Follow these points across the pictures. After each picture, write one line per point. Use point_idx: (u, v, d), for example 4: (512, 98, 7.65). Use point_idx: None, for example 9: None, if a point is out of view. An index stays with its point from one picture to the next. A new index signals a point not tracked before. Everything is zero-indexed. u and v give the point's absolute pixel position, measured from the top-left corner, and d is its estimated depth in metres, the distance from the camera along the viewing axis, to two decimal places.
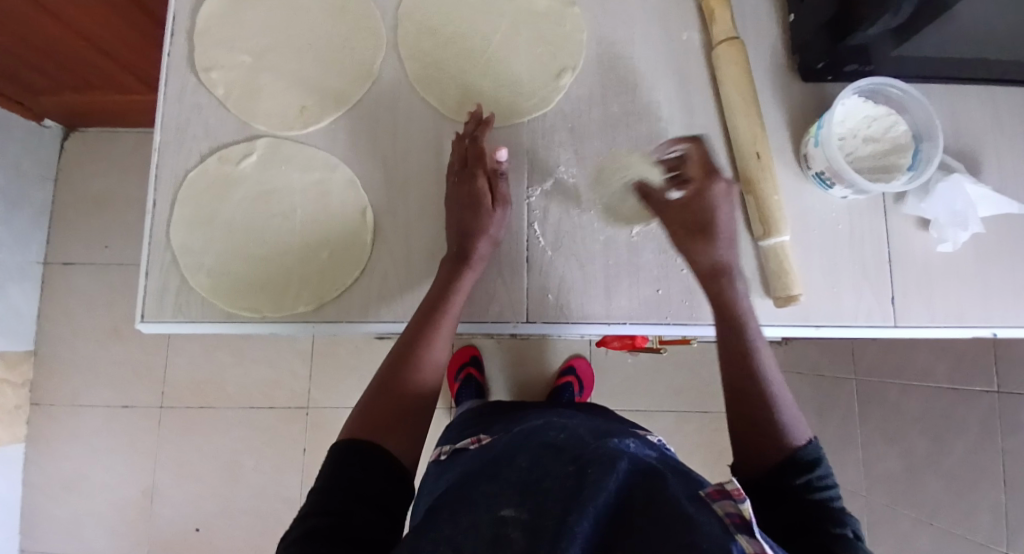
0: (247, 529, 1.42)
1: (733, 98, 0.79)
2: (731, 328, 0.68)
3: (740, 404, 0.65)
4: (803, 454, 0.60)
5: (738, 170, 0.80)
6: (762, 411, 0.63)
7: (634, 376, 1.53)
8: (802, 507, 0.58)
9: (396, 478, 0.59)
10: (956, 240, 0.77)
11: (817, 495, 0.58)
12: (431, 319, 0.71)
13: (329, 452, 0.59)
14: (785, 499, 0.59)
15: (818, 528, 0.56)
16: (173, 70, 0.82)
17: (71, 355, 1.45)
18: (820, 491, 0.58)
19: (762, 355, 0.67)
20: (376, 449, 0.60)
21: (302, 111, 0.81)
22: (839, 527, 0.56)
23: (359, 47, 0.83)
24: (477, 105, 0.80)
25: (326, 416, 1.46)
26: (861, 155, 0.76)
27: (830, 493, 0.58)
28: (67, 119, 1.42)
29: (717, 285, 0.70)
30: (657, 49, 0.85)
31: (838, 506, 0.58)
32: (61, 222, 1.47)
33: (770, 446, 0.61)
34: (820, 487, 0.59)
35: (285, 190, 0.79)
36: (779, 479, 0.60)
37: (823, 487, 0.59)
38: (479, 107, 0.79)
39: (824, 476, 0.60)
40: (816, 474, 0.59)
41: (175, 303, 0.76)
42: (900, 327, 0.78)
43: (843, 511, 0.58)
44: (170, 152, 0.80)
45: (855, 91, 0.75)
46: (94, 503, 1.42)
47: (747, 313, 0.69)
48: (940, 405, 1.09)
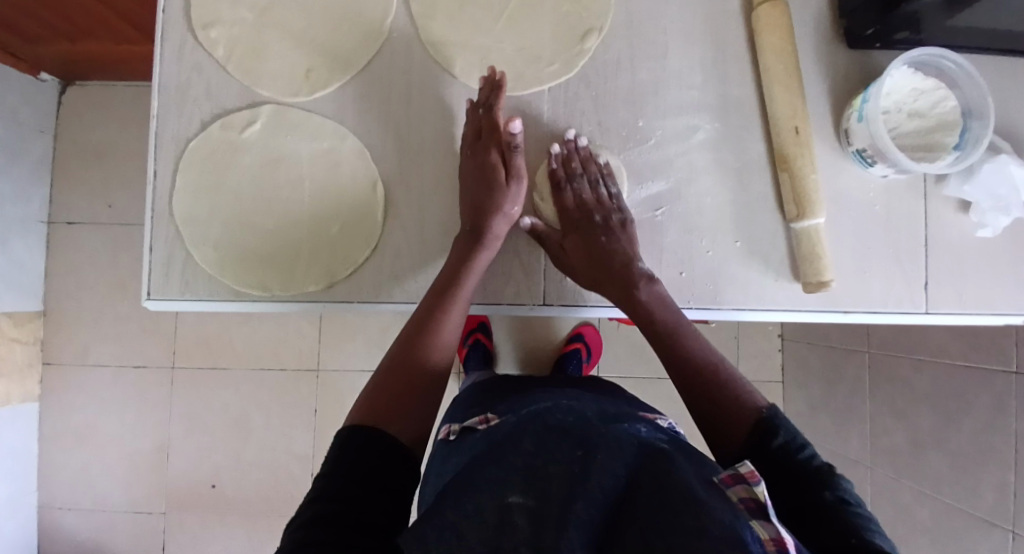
0: (259, 485, 1.45)
1: (773, 67, 0.74)
2: (655, 334, 0.69)
3: (693, 397, 0.65)
4: (765, 420, 0.59)
5: (774, 145, 0.75)
6: (717, 393, 0.64)
7: (642, 344, 1.52)
8: (787, 474, 0.55)
9: (399, 458, 0.57)
10: (997, 226, 0.73)
11: (798, 458, 0.56)
12: (443, 295, 0.69)
13: (336, 436, 0.58)
14: (773, 472, 0.56)
15: (809, 497, 0.53)
16: (171, 26, 0.76)
17: (80, 313, 1.44)
18: (800, 452, 0.56)
19: (694, 343, 0.68)
20: (382, 432, 0.58)
21: (309, 75, 0.76)
22: (824, 491, 0.53)
23: (370, 3, 0.77)
24: (492, 69, 0.74)
25: (335, 378, 1.46)
26: (905, 132, 0.71)
27: (807, 452, 0.57)
28: (63, 71, 1.36)
29: (630, 296, 0.70)
30: (691, 9, 0.78)
31: (823, 466, 0.55)
32: (63, 179, 1.43)
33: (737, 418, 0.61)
34: (795, 448, 0.57)
35: (292, 159, 0.75)
36: (755, 450, 0.58)
37: (800, 447, 0.57)
38: (493, 71, 0.74)
39: (796, 437, 0.57)
40: (788, 436, 0.57)
41: (182, 278, 0.74)
42: (930, 314, 0.75)
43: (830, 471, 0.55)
44: (172, 117, 0.76)
45: (904, 62, 0.70)
46: (108, 457, 1.44)
47: (670, 307, 0.70)
48: (952, 383, 1.07)
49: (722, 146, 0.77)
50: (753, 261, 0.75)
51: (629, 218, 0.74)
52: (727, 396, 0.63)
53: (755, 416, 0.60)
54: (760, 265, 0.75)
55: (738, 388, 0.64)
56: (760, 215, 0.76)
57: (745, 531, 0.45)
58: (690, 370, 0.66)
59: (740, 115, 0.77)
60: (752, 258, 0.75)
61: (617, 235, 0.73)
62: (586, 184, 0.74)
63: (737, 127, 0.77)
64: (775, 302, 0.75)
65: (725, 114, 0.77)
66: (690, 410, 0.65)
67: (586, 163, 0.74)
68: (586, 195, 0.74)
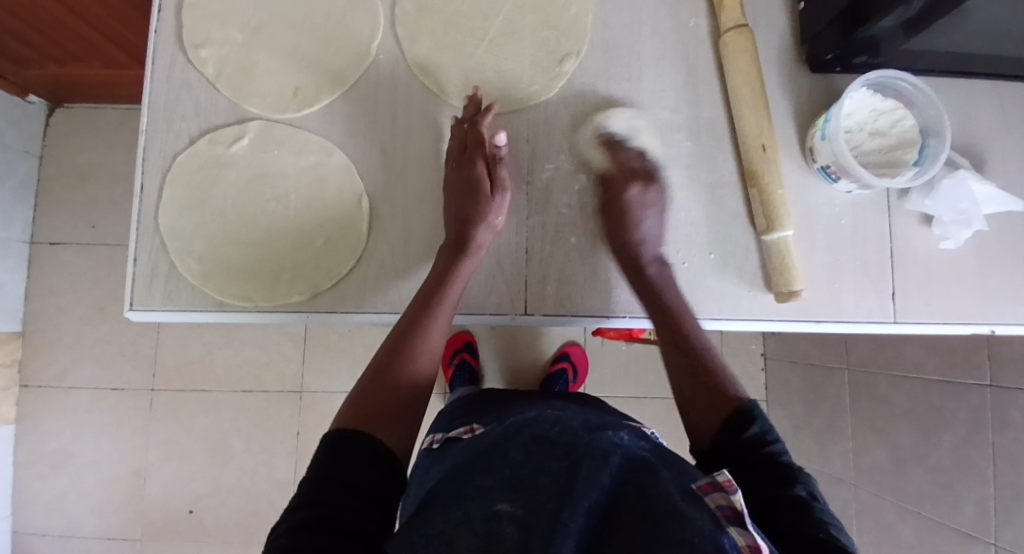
0: (239, 510, 1.42)
1: (741, 89, 0.78)
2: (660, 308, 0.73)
3: (684, 373, 0.68)
4: (744, 411, 0.62)
5: (743, 163, 0.78)
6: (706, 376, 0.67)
7: (627, 364, 1.53)
8: (758, 462, 0.58)
9: (385, 465, 0.58)
10: (958, 238, 0.76)
11: (768, 449, 0.59)
12: (429, 305, 0.70)
13: (320, 442, 0.58)
14: (744, 460, 0.59)
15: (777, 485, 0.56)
16: (162, 47, 0.79)
17: (58, 334, 1.43)
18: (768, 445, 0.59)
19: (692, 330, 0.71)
20: (369, 439, 0.58)
21: (296, 94, 0.78)
22: (794, 486, 0.55)
23: (357, 27, 0.80)
24: (476, 89, 0.78)
25: (319, 399, 1.45)
26: (867, 149, 0.75)
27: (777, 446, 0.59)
28: (52, 93, 1.38)
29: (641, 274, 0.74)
30: (664, 35, 0.82)
31: (791, 463, 0.58)
32: (48, 199, 1.44)
33: (716, 414, 0.64)
34: (767, 442, 0.60)
35: (278, 174, 0.77)
36: (730, 440, 0.61)
37: (770, 441, 0.60)
38: (477, 92, 0.77)
39: (768, 431, 0.61)
40: (761, 429, 0.60)
41: (165, 290, 0.75)
42: (899, 323, 0.77)
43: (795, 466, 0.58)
44: (160, 133, 0.78)
45: (864, 84, 0.74)
46: (83, 482, 1.41)
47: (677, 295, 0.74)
48: (929, 398, 1.09)
49: (696, 164, 0.80)
50: (727, 273, 0.78)
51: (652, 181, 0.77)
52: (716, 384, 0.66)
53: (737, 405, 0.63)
54: (735, 276, 0.78)
55: (725, 378, 0.67)
56: (733, 229, 0.79)
57: (725, 539, 0.45)
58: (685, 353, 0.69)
59: (712, 135, 0.80)
60: (726, 270, 0.78)
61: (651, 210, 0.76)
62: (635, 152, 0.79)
63: (709, 145, 0.80)
64: (749, 312, 0.77)
65: (698, 134, 0.80)
66: (679, 394, 0.67)
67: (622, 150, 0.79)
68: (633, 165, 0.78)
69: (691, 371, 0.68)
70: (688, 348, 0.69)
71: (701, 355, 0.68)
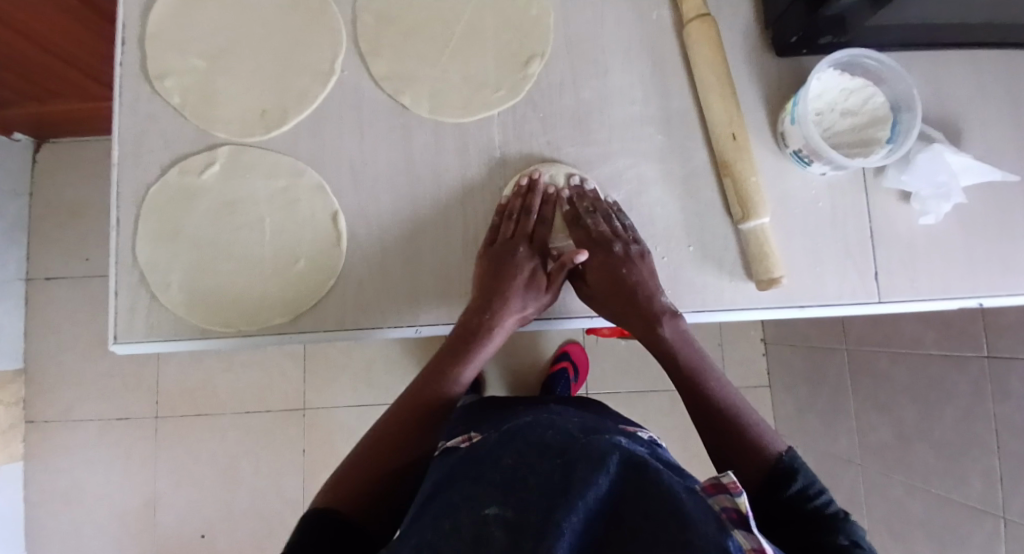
0: (250, 532, 1.42)
1: (708, 79, 0.77)
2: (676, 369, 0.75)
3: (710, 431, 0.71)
4: (784, 464, 0.64)
5: (715, 153, 0.78)
6: (737, 432, 0.69)
7: (627, 358, 1.53)
8: (802, 518, 0.60)
9: (346, 543, 0.59)
10: (939, 211, 0.76)
11: (811, 504, 0.61)
12: (468, 340, 0.74)
13: (298, 521, 0.60)
14: (787, 517, 0.61)
15: (822, 537, 0.58)
16: (128, 79, 0.79)
17: (59, 370, 1.43)
18: (814, 499, 0.61)
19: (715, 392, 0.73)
20: (337, 513, 0.61)
21: (264, 116, 0.78)
22: (836, 535, 0.58)
23: (320, 45, 0.80)
24: (534, 172, 0.77)
25: (322, 416, 1.46)
26: (838, 130, 0.74)
27: (822, 499, 0.61)
28: (36, 131, 1.38)
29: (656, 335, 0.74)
30: (628, 31, 0.82)
31: (837, 512, 0.60)
32: (39, 237, 1.44)
33: (757, 462, 0.66)
34: (811, 496, 0.62)
35: (251, 198, 0.77)
36: (773, 498, 0.63)
37: (815, 494, 0.62)
38: (535, 176, 0.77)
39: (811, 483, 0.63)
40: (805, 483, 0.63)
41: (147, 322, 0.75)
42: (885, 302, 0.77)
43: (844, 518, 0.60)
44: (131, 165, 0.78)
45: (830, 65, 0.73)
46: (95, 515, 1.42)
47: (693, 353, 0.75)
48: (928, 372, 1.08)
49: (669, 157, 0.79)
50: (707, 264, 0.77)
51: (646, 249, 0.76)
52: (749, 437, 0.68)
53: (775, 460, 0.65)
54: (715, 267, 0.77)
55: (758, 429, 0.69)
56: (710, 219, 0.78)
57: (730, 541, 0.45)
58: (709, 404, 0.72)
59: (683, 127, 0.80)
60: (706, 261, 0.77)
61: (637, 266, 0.75)
62: (600, 220, 0.76)
63: (680, 137, 0.80)
64: (732, 301, 0.77)
65: (668, 126, 0.80)
66: (704, 438, 0.71)
67: (595, 203, 0.77)
68: (603, 228, 0.75)
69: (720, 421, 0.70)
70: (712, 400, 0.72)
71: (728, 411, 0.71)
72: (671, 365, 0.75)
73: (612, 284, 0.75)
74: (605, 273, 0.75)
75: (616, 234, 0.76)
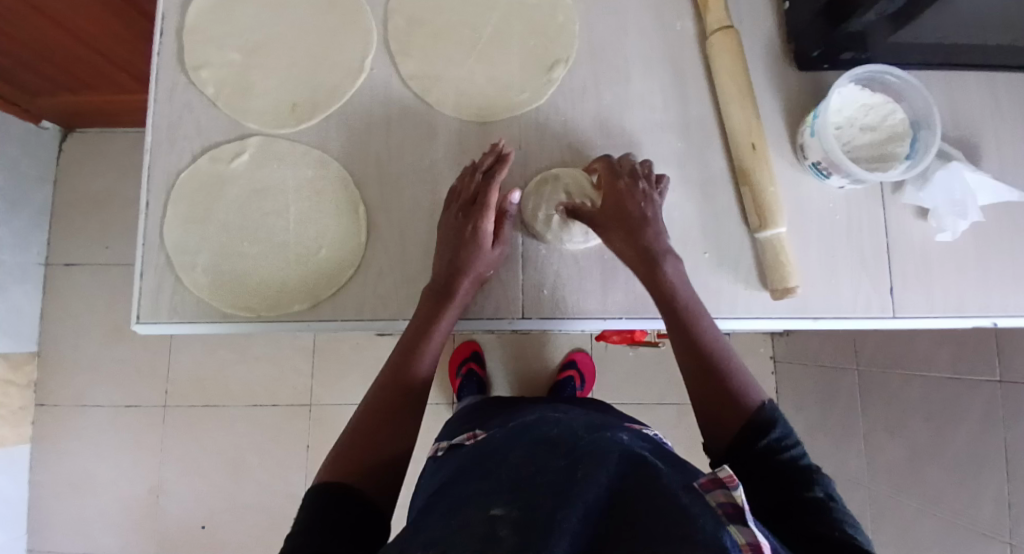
0: (252, 525, 1.43)
1: (729, 90, 0.78)
2: (671, 311, 0.70)
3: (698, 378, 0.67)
4: (760, 416, 0.61)
5: (735, 161, 0.79)
6: (721, 381, 0.66)
7: (635, 369, 1.53)
8: (775, 472, 0.58)
9: (366, 522, 0.58)
10: (955, 229, 0.76)
11: (784, 455, 0.59)
12: (434, 310, 0.73)
13: (302, 501, 0.58)
14: (760, 471, 0.59)
15: (797, 492, 0.57)
16: (164, 69, 0.81)
17: (74, 354, 1.46)
18: (785, 451, 0.59)
19: (707, 336, 0.69)
20: (349, 491, 0.59)
21: (293, 109, 0.80)
22: (812, 488, 0.57)
23: (350, 43, 0.82)
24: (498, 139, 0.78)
25: (328, 412, 1.46)
26: (858, 144, 0.75)
27: (794, 451, 0.59)
28: (65, 119, 1.42)
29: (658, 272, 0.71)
30: (651, 40, 0.84)
31: (808, 465, 0.59)
32: (61, 223, 1.47)
33: (734, 415, 0.63)
34: (785, 447, 0.60)
35: (278, 187, 0.79)
36: (746, 451, 0.60)
37: (787, 446, 0.60)
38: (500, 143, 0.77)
39: (786, 433, 0.61)
40: (777, 435, 0.60)
41: (171, 304, 0.76)
42: (899, 317, 0.77)
43: (814, 471, 0.58)
44: (163, 151, 0.80)
45: (851, 79, 0.74)
46: (100, 500, 1.43)
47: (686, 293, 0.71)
48: (940, 394, 1.08)
49: (688, 165, 0.80)
50: (722, 271, 0.78)
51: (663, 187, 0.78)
52: (732, 388, 0.65)
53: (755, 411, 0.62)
54: (730, 275, 0.78)
55: (740, 378, 0.66)
56: (727, 227, 0.79)
57: (727, 538, 0.44)
58: (694, 349, 0.68)
59: (703, 135, 0.81)
60: (722, 268, 0.78)
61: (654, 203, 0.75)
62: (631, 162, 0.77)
63: (700, 145, 0.81)
64: (746, 309, 0.77)
65: (688, 134, 0.81)
66: (689, 388, 0.68)
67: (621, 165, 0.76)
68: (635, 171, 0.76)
69: (703, 372, 0.67)
70: (700, 346, 0.68)
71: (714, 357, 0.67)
72: (664, 307, 0.71)
73: (618, 215, 0.73)
74: (610, 208, 0.74)
75: (619, 171, 0.75)
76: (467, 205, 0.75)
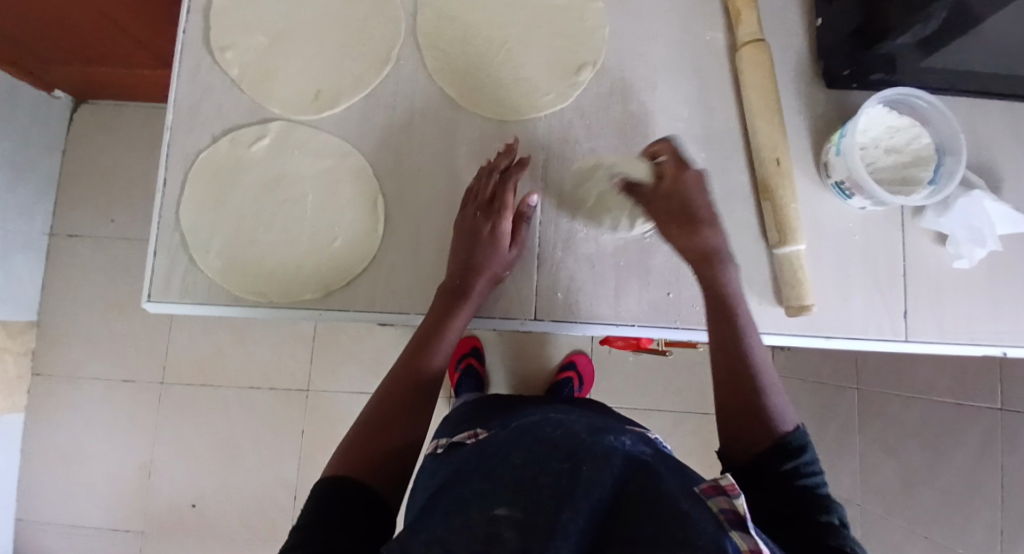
0: (242, 507, 1.43)
1: (755, 104, 0.78)
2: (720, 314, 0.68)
3: (733, 391, 0.65)
4: (788, 441, 0.60)
5: (756, 176, 0.79)
6: (757, 397, 0.64)
7: (635, 375, 1.53)
8: (789, 493, 0.57)
9: (378, 514, 0.58)
10: (972, 256, 0.76)
11: (801, 482, 0.58)
12: (450, 308, 0.73)
13: (311, 491, 0.58)
14: (772, 485, 0.58)
15: (807, 516, 0.56)
16: (189, 48, 0.81)
17: (73, 326, 1.45)
18: (806, 477, 0.58)
19: (752, 351, 0.67)
20: (358, 485, 0.59)
21: (317, 96, 0.80)
22: (824, 514, 0.55)
23: (377, 33, 0.81)
24: (515, 139, 0.79)
25: (325, 399, 1.46)
26: (881, 166, 0.75)
27: (815, 479, 0.58)
28: (78, 90, 1.41)
29: (710, 268, 0.70)
30: (680, 49, 0.83)
31: (825, 494, 0.57)
32: (68, 194, 1.46)
33: (762, 432, 0.61)
34: (807, 473, 0.58)
35: (296, 174, 0.78)
36: (765, 465, 0.59)
37: (809, 473, 0.58)
38: (515, 141, 0.78)
39: (811, 462, 0.59)
40: (803, 460, 0.59)
41: (181, 285, 0.76)
42: (910, 341, 0.77)
43: (829, 499, 0.57)
44: (183, 130, 0.79)
45: (879, 101, 0.74)
46: (91, 473, 1.43)
47: (738, 298, 0.69)
48: (939, 419, 1.08)
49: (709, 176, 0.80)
50: None
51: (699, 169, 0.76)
52: (766, 407, 0.63)
53: (786, 435, 0.61)
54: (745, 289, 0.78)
55: (775, 401, 0.64)
56: (744, 241, 0.79)
57: (727, 542, 0.44)
58: (736, 356, 0.66)
59: (725, 148, 0.81)
60: None
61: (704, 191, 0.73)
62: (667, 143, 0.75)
63: (722, 158, 0.81)
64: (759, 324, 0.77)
65: (711, 146, 0.81)
66: (720, 394, 0.66)
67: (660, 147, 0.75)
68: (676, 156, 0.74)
69: (740, 386, 0.65)
70: (743, 356, 0.66)
71: (752, 372, 0.65)
72: (714, 309, 0.69)
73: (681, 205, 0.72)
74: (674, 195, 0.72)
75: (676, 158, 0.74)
76: (486, 205, 0.75)
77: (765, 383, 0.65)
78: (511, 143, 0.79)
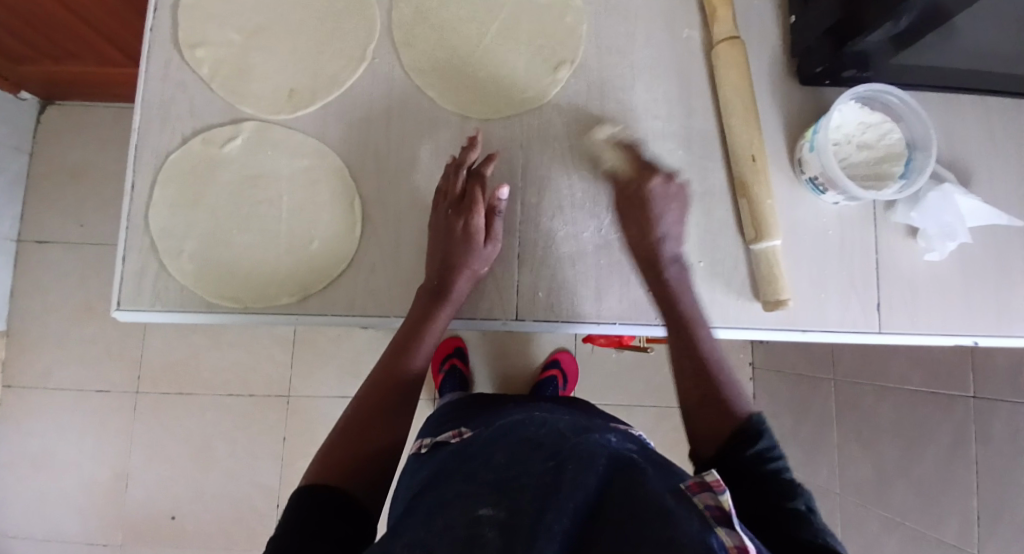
0: (222, 515, 1.40)
1: (732, 101, 0.79)
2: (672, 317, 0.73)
3: (692, 388, 0.68)
4: (750, 426, 0.62)
5: (733, 173, 0.80)
6: (713, 388, 0.67)
7: (618, 371, 1.53)
8: (754, 480, 0.58)
9: (355, 518, 0.57)
10: (943, 250, 0.77)
11: (767, 467, 0.59)
12: (428, 309, 0.72)
13: (289, 499, 0.57)
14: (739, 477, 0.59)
15: (775, 501, 0.56)
16: (158, 46, 0.79)
17: (43, 334, 1.41)
18: (769, 462, 0.59)
19: (704, 346, 0.71)
20: (338, 491, 0.58)
21: (291, 96, 0.78)
22: (793, 500, 0.56)
23: (353, 32, 0.80)
24: (477, 131, 0.78)
25: (307, 403, 1.44)
26: (855, 162, 0.76)
27: (777, 463, 0.59)
28: (44, 90, 1.37)
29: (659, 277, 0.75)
30: (658, 47, 0.84)
31: (790, 478, 0.58)
32: (36, 198, 1.42)
33: (722, 422, 0.64)
34: (769, 458, 0.60)
35: (270, 176, 0.77)
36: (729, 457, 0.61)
37: (771, 458, 0.60)
38: (476, 133, 0.77)
39: (771, 447, 0.61)
40: (763, 445, 0.60)
41: (153, 290, 0.74)
42: (884, 333, 0.79)
43: (795, 483, 0.58)
44: (153, 131, 0.77)
45: (852, 98, 0.75)
46: (63, 484, 1.39)
47: (689, 300, 0.74)
48: (914, 409, 1.10)
49: (688, 174, 0.81)
50: (716, 281, 0.78)
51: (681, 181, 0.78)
52: (722, 395, 0.67)
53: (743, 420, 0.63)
54: (724, 285, 0.78)
55: (731, 391, 0.68)
56: (723, 238, 0.79)
57: (712, 538, 0.44)
58: (690, 354, 0.71)
59: (703, 145, 0.81)
60: (716, 278, 0.78)
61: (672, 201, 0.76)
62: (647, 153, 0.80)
63: (700, 155, 0.81)
64: (738, 320, 0.78)
65: (688, 143, 0.81)
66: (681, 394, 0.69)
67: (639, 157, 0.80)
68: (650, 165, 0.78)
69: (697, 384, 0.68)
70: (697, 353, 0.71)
71: (706, 367, 0.69)
72: (669, 313, 0.74)
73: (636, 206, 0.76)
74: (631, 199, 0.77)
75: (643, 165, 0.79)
76: (456, 203, 0.75)
77: (719, 374, 0.69)
78: (473, 135, 0.79)
